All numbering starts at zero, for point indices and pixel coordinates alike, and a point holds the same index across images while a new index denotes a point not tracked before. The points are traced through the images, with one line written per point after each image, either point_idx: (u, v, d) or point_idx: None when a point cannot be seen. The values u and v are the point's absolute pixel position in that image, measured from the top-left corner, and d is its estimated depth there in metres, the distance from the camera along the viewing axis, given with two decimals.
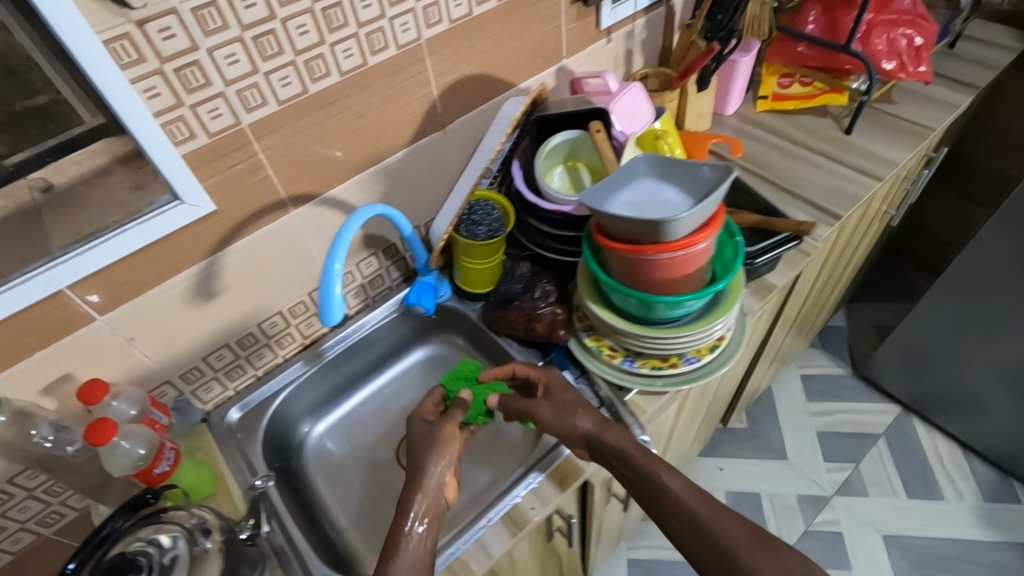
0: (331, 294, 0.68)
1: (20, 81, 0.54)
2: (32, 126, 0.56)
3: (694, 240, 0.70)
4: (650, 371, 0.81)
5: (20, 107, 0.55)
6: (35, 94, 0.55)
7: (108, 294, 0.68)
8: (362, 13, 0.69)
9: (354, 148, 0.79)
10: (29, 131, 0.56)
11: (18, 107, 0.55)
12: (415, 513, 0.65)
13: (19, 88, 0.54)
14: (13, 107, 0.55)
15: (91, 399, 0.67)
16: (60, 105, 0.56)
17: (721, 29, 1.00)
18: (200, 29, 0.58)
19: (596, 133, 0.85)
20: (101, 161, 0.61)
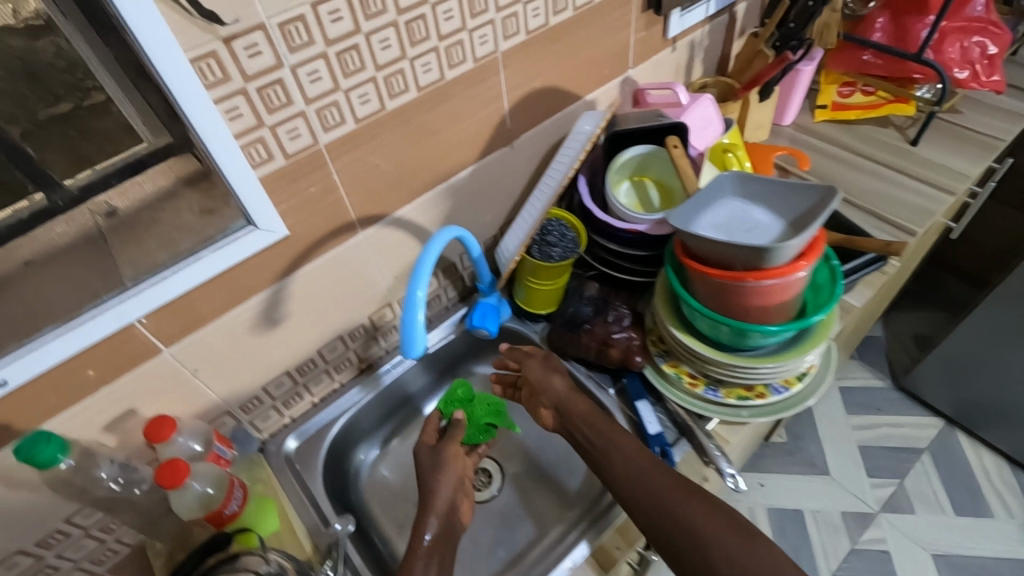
0: (411, 321, 0.64)
1: (43, 90, 0.51)
2: (56, 134, 0.54)
3: (798, 266, 0.66)
4: (737, 402, 0.76)
5: (42, 115, 0.53)
6: (58, 102, 0.53)
7: (176, 327, 0.64)
8: (444, 25, 0.65)
9: (424, 166, 0.75)
10: (52, 138, 0.54)
11: (42, 116, 0.53)
12: (426, 528, 0.68)
13: (41, 96, 0.52)
14: (36, 114, 0.52)
15: (159, 437, 0.64)
16: (82, 113, 0.54)
17: (791, 37, 0.95)
18: (286, 46, 0.54)
19: (674, 148, 0.81)
20: (164, 182, 0.61)
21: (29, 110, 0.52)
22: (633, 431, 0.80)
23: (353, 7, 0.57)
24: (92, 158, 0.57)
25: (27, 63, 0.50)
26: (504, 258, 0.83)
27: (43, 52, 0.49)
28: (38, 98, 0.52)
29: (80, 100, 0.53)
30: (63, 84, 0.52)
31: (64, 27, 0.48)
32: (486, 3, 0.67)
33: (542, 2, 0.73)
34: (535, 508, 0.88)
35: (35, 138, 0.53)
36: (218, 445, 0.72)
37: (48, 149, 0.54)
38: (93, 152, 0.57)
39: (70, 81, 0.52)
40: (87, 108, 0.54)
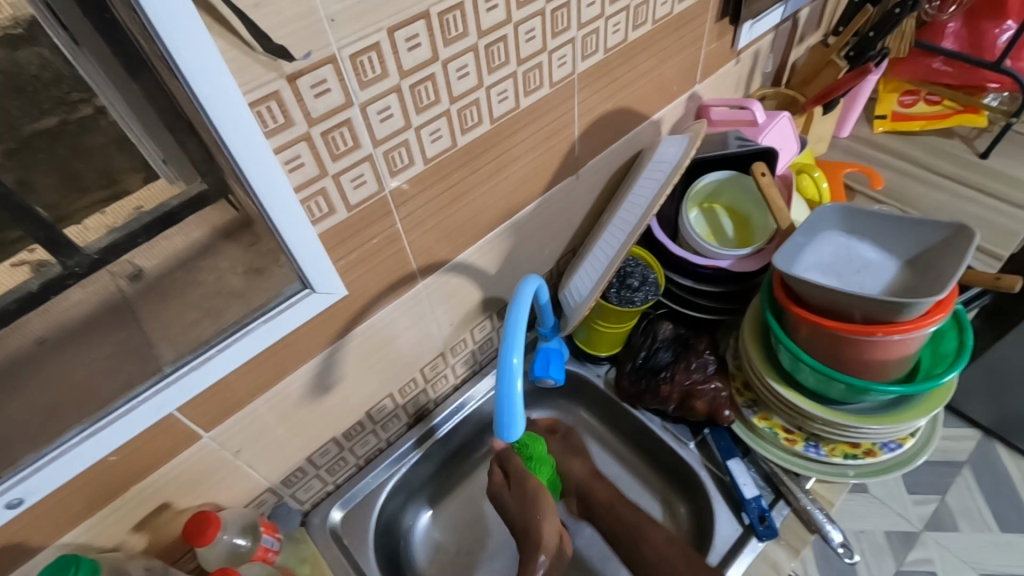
0: (511, 395, 0.55)
1: (27, 103, 0.38)
2: (47, 152, 0.40)
3: (935, 319, 0.58)
4: (844, 460, 0.69)
5: (26, 130, 0.38)
6: (43, 116, 0.38)
7: (218, 409, 0.54)
8: (525, 47, 0.56)
9: (489, 206, 0.67)
10: (40, 159, 0.39)
11: (26, 132, 0.38)
12: None
13: (25, 110, 0.38)
14: (18, 130, 0.38)
15: (201, 538, 0.55)
16: (73, 128, 0.40)
17: (868, 48, 0.88)
18: (356, 80, 0.45)
19: (761, 176, 0.72)
20: (200, 235, 0.50)
21: (9, 126, 0.37)
22: (724, 492, 0.73)
23: (432, 32, 0.47)
24: (84, 177, 0.42)
25: (8, 77, 0.36)
26: (573, 303, 0.73)
27: (25, 64, 0.36)
28: (20, 111, 0.38)
29: (67, 114, 0.39)
30: (50, 99, 0.38)
31: (82, 65, 0.38)
32: (569, 20, 0.58)
33: (624, 16, 0.64)
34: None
35: (20, 160, 0.39)
36: (266, 536, 0.63)
37: (39, 171, 0.40)
38: (86, 167, 0.42)
39: (62, 95, 0.38)
40: (78, 123, 0.40)
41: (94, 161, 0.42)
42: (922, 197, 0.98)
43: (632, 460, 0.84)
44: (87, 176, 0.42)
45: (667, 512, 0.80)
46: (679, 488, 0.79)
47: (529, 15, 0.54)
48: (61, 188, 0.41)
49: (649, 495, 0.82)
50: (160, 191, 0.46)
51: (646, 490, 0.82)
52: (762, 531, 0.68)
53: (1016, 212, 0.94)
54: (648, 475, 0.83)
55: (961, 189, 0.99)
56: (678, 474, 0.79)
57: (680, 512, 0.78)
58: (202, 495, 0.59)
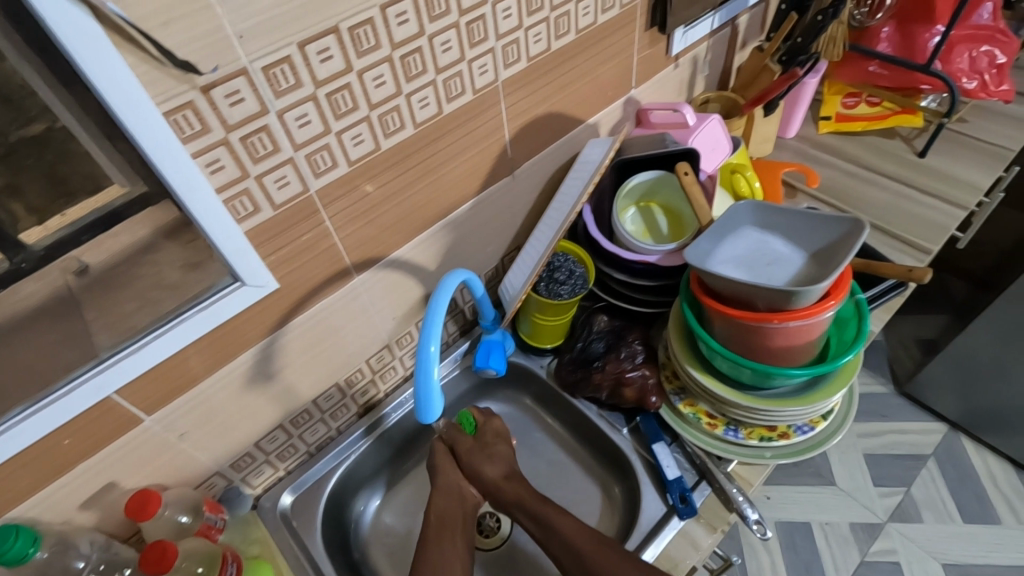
0: (428, 381, 0.60)
1: (15, 111, 0.44)
2: (35, 158, 0.47)
3: (825, 306, 0.62)
4: (759, 442, 0.73)
5: (14, 137, 0.45)
6: (32, 123, 0.45)
7: (157, 395, 0.58)
8: (442, 57, 0.60)
9: (422, 206, 0.71)
10: (29, 164, 0.47)
11: (14, 138, 0.45)
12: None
13: (13, 118, 0.44)
14: (7, 137, 0.44)
15: (142, 513, 0.59)
16: (60, 135, 0.46)
17: (799, 52, 0.92)
18: (271, 90, 0.50)
19: (685, 175, 0.78)
20: (151, 230, 0.54)
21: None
22: (651, 474, 0.77)
23: (344, 45, 0.52)
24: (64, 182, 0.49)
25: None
26: (509, 296, 0.79)
27: (10, 74, 0.42)
28: (7, 119, 0.44)
29: (55, 121, 0.45)
30: (36, 107, 0.44)
31: (33, 80, 0.42)
32: (486, 31, 0.63)
33: (544, 26, 0.68)
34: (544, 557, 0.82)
35: (8, 164, 0.46)
36: (209, 515, 0.68)
37: (21, 176, 0.47)
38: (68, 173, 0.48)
39: (41, 105, 0.44)
40: (63, 131, 0.45)
41: (56, 163, 0.47)
42: (857, 194, 1.02)
43: (573, 445, 0.89)
44: (69, 180, 0.49)
45: (604, 494, 0.84)
46: (614, 470, 0.83)
47: (443, 27, 0.58)
48: (46, 194, 0.49)
49: (588, 478, 0.86)
50: (109, 189, 0.50)
51: (585, 473, 0.86)
52: (683, 509, 0.72)
53: (943, 208, 0.97)
54: (587, 460, 0.87)
55: (895, 186, 1.02)
56: (614, 459, 0.82)
57: (615, 493, 0.82)
58: (150, 476, 0.64)
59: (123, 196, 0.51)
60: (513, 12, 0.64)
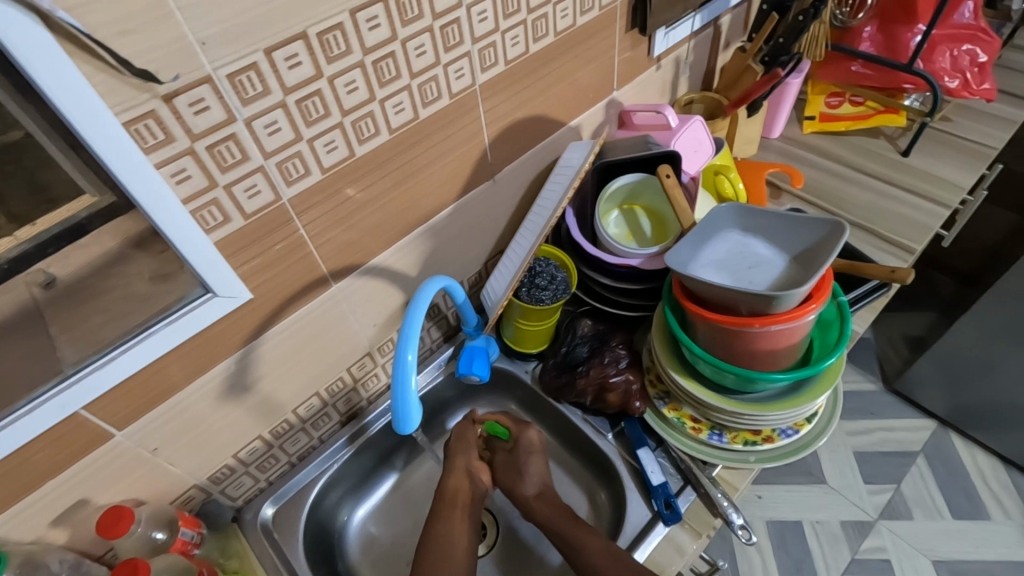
0: (405, 390, 0.59)
1: None
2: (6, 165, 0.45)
3: (806, 310, 0.61)
4: (743, 447, 0.72)
5: None
6: (8, 129, 0.43)
7: (128, 410, 0.57)
8: (416, 61, 0.59)
9: (400, 212, 0.70)
10: (8, 171, 0.46)
11: None
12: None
13: None
14: None
15: (113, 531, 0.58)
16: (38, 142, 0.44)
17: (782, 52, 0.93)
18: (237, 97, 0.48)
19: (666, 178, 0.77)
20: (119, 241, 0.53)
21: None
22: (636, 480, 0.76)
23: (313, 51, 0.51)
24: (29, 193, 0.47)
25: None
26: (491, 302, 0.78)
27: None
28: None
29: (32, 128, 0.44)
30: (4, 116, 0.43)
31: None
32: (461, 35, 0.62)
33: (521, 29, 0.67)
34: (543, 549, 0.81)
35: None
36: (185, 530, 0.67)
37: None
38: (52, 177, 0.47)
39: None
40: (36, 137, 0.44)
41: (15, 174, 0.46)
42: (841, 194, 1.02)
43: (558, 450, 0.88)
44: (32, 192, 0.47)
45: (590, 499, 0.83)
46: (600, 475, 0.82)
47: (417, 32, 0.58)
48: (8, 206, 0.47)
49: (573, 483, 0.85)
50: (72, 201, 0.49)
51: (571, 479, 0.85)
52: (667, 516, 0.71)
53: (927, 207, 0.97)
54: (573, 466, 0.86)
55: (879, 186, 1.02)
56: (599, 464, 0.82)
57: (601, 499, 0.82)
58: (124, 491, 0.63)
59: (87, 208, 0.49)
60: (489, 15, 0.63)
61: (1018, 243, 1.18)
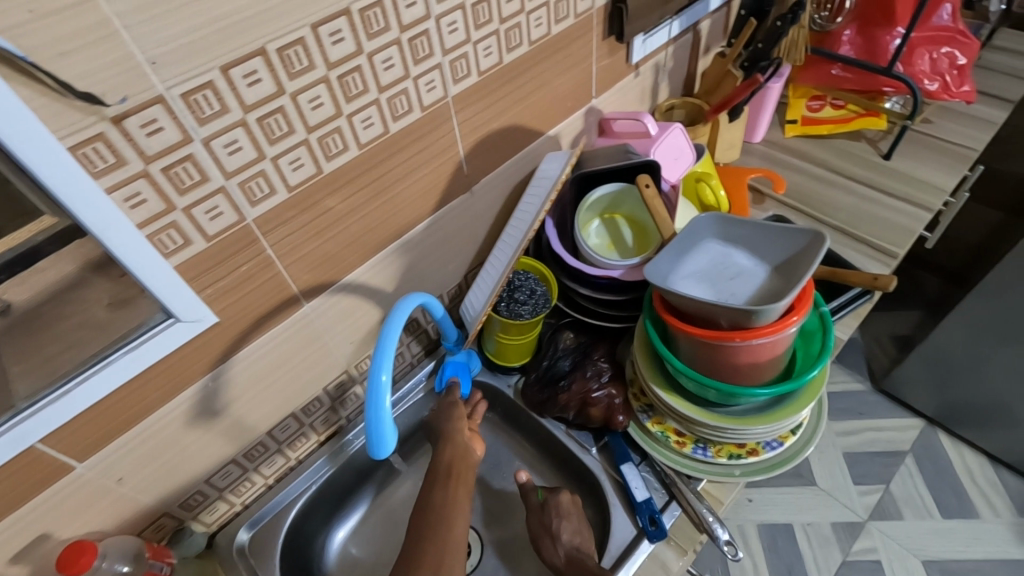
0: (378, 413, 0.57)
1: None
2: None
3: (788, 323, 0.60)
4: (728, 460, 0.71)
5: None
6: None
7: (89, 440, 0.55)
8: (384, 75, 0.58)
9: (373, 228, 0.68)
10: None
11: None
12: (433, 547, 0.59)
13: None
14: None
15: (74, 566, 0.55)
16: None
17: (761, 58, 0.92)
18: (193, 117, 0.47)
19: (645, 188, 0.76)
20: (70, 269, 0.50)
21: None
22: (620, 495, 0.75)
23: (273, 67, 0.49)
24: None
25: None
26: (470, 316, 0.77)
27: None
28: None
29: None
30: None
31: None
32: (431, 47, 0.60)
33: (494, 39, 0.66)
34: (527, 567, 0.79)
35: None
36: (154, 561, 0.66)
37: None
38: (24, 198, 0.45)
39: None
40: None
41: None
42: (824, 198, 1.01)
43: (542, 465, 0.86)
44: None
45: None
46: (585, 490, 0.81)
47: (383, 45, 0.56)
48: None
49: None
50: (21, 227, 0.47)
51: None
52: (652, 532, 0.70)
53: (910, 211, 0.97)
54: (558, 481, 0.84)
55: (862, 190, 1.01)
56: (583, 479, 0.81)
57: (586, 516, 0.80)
58: (87, 523, 0.61)
59: (34, 237, 0.47)
60: (460, 26, 0.61)
61: (1002, 242, 1.18)
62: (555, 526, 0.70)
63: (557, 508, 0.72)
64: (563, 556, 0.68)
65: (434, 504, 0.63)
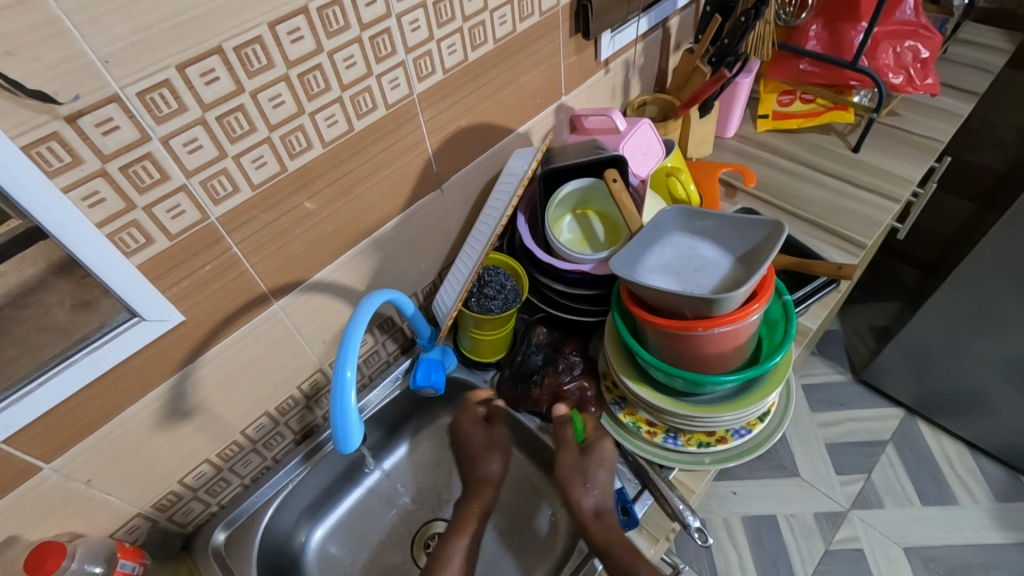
0: (344, 408, 0.58)
1: None
2: None
3: (749, 310, 0.61)
4: (698, 448, 0.72)
5: None
6: None
7: (54, 442, 0.55)
8: (346, 73, 0.58)
9: (341, 227, 0.68)
10: None
11: None
12: None
13: None
14: None
15: (40, 569, 0.55)
16: None
17: (727, 54, 0.93)
18: (150, 116, 0.47)
19: (613, 183, 0.77)
20: (29, 273, 0.50)
21: None
22: None
23: (230, 65, 0.49)
24: None
25: None
26: (442, 312, 0.78)
27: None
28: None
29: None
30: None
31: None
32: (393, 45, 0.61)
33: (458, 37, 0.67)
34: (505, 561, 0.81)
35: None
36: (124, 562, 0.64)
37: None
38: None
39: None
40: None
41: None
42: (796, 191, 1.02)
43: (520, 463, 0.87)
44: None
45: (546, 513, 0.84)
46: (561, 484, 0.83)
47: (344, 43, 0.56)
48: None
49: (536, 492, 0.86)
50: None
51: (534, 488, 0.86)
52: (624, 521, 0.71)
53: (877, 202, 0.99)
54: (536, 475, 0.86)
55: (835, 183, 1.03)
56: None
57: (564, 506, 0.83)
58: (57, 525, 0.60)
59: None
60: (422, 24, 0.62)
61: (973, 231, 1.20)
62: (591, 472, 0.70)
63: (601, 457, 0.71)
64: (590, 511, 0.68)
65: None
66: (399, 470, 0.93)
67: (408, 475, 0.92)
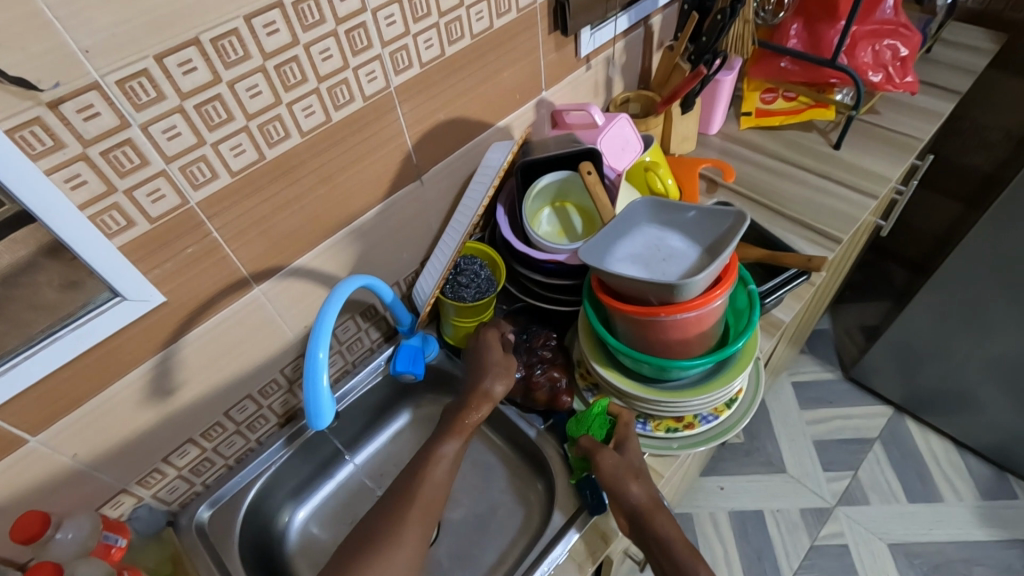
0: (317, 387, 0.60)
1: None
2: None
3: (712, 297, 0.63)
4: (666, 434, 0.74)
5: None
6: None
7: (40, 414, 0.57)
8: (323, 66, 0.60)
9: (322, 215, 0.71)
10: None
11: None
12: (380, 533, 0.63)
13: None
14: None
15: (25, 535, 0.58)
16: None
17: (705, 51, 0.95)
18: (129, 103, 0.49)
19: (587, 175, 0.79)
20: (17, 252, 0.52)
21: None
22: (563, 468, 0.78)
23: (207, 56, 0.52)
24: None
25: None
26: (420, 298, 0.80)
27: None
28: None
29: None
30: None
31: None
32: (369, 39, 0.63)
33: (434, 32, 0.69)
34: (479, 546, 0.83)
35: None
36: (109, 535, 0.66)
37: None
38: None
39: None
40: None
41: None
42: (775, 187, 1.04)
43: (500, 447, 0.90)
44: None
45: (521, 497, 0.86)
46: (536, 468, 0.86)
47: (320, 36, 0.59)
48: None
49: (513, 477, 0.88)
50: None
51: (512, 473, 0.88)
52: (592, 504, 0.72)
53: (855, 199, 1.00)
54: (513, 460, 0.89)
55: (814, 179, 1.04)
56: (535, 455, 0.84)
57: (539, 488, 0.85)
58: (41, 497, 0.63)
59: None
60: (398, 19, 0.64)
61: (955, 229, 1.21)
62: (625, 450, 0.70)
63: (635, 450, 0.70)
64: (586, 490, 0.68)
65: (400, 483, 0.68)
66: (381, 455, 0.95)
67: (390, 460, 0.94)
